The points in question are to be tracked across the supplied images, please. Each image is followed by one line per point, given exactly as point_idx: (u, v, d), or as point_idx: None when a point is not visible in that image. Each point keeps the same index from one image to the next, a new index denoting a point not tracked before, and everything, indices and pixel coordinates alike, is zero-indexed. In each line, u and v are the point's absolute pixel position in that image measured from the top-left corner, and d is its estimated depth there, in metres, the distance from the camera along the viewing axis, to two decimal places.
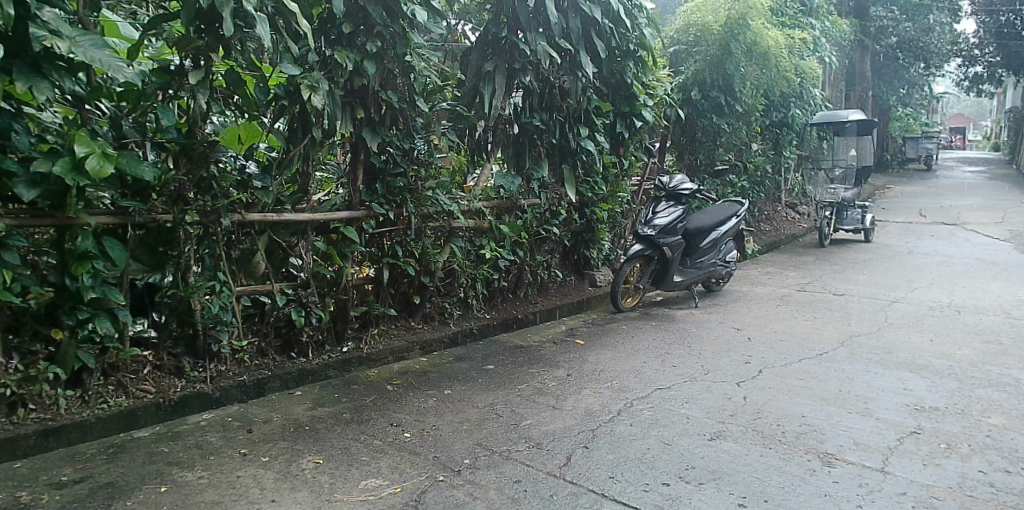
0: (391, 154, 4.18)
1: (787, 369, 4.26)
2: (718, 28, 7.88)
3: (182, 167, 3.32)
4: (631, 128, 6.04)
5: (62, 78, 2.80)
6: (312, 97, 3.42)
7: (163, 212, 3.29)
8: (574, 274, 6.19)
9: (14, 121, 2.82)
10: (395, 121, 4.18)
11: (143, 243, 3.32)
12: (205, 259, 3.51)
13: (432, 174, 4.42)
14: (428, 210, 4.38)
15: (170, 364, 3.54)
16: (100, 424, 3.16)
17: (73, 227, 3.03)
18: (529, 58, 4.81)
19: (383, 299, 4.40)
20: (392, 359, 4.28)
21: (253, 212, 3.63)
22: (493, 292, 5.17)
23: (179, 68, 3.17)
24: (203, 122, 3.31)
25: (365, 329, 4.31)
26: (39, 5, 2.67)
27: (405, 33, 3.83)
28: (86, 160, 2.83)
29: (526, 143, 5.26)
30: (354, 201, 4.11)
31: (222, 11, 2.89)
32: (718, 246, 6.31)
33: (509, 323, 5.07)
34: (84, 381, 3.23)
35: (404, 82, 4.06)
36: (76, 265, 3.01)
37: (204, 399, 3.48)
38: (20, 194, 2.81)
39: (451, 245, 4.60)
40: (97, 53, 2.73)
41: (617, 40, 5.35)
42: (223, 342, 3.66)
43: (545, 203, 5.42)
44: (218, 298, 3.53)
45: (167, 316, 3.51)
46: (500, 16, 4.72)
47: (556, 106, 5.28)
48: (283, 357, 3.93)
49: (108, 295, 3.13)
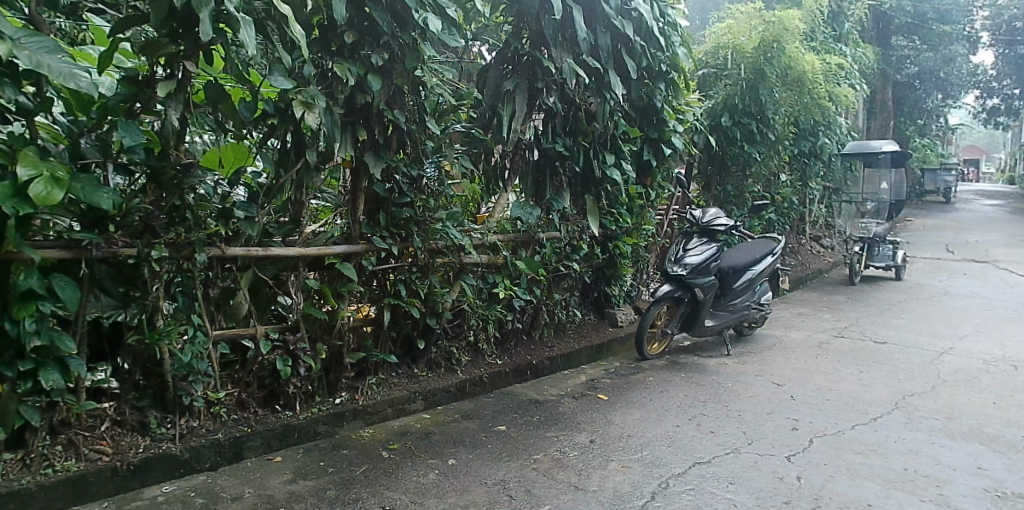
0: (396, 182, 3.69)
1: (840, 438, 3.80)
2: (751, 50, 7.45)
3: (150, 195, 2.85)
4: (660, 155, 5.60)
5: (3, 86, 2.38)
6: (306, 115, 3.00)
7: (125, 246, 2.81)
8: (595, 312, 5.69)
9: None
10: (402, 144, 3.69)
11: (105, 281, 2.82)
12: (177, 297, 3.01)
13: (442, 204, 3.94)
14: (437, 244, 3.90)
15: (133, 420, 3.03)
16: (43, 494, 2.68)
17: (16, 262, 2.56)
18: (553, 77, 4.39)
19: (383, 345, 3.92)
20: (391, 413, 3.81)
21: (236, 246, 3.15)
22: (506, 335, 4.68)
23: (149, 78, 2.73)
24: (179, 141, 2.87)
25: (362, 379, 3.84)
26: None
27: (417, 45, 3.42)
28: (32, 184, 2.39)
29: (546, 170, 4.76)
30: (352, 233, 3.61)
31: (199, 12, 2.51)
32: (752, 287, 5.84)
33: (523, 371, 4.61)
34: (27, 441, 2.73)
35: (414, 101, 3.61)
36: (19, 307, 2.54)
37: (170, 462, 2.99)
38: None
39: (461, 283, 4.13)
40: (47, 58, 2.39)
41: (648, 61, 4.97)
42: (196, 394, 3.15)
43: (566, 237, 4.93)
44: (190, 347, 3.03)
45: (132, 364, 3.00)
46: (522, 31, 4.27)
47: (581, 130, 4.80)
48: (266, 410, 3.43)
49: (58, 342, 2.65)
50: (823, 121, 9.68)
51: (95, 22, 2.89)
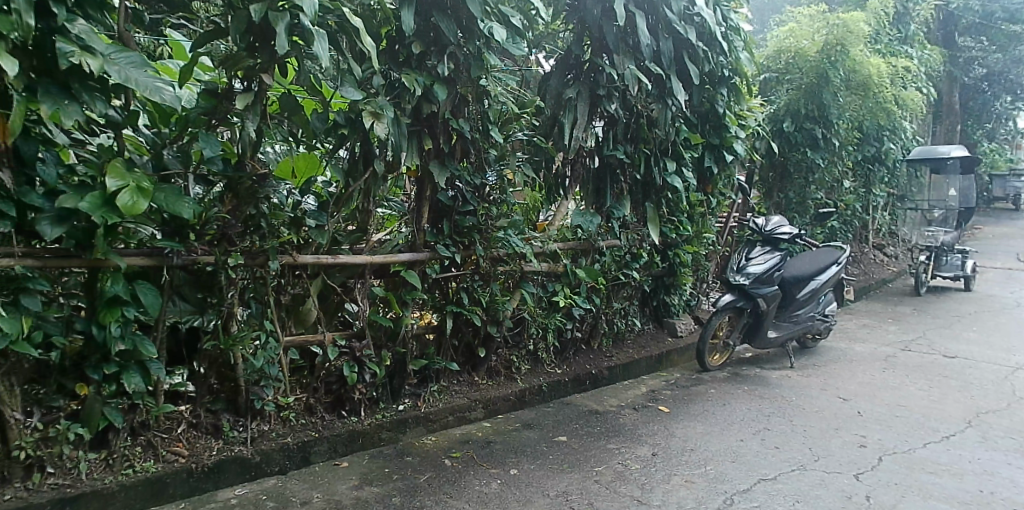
0: (460, 190, 3.71)
1: (912, 456, 3.64)
2: (814, 54, 7.29)
3: (227, 205, 2.94)
4: (721, 162, 5.49)
5: (94, 100, 2.52)
6: (375, 125, 3.05)
7: (204, 254, 2.89)
8: (653, 322, 5.61)
9: (41, 148, 2.55)
10: (466, 153, 3.71)
11: (184, 286, 2.91)
12: (251, 303, 3.09)
13: (504, 212, 3.94)
14: (499, 253, 3.89)
15: (208, 422, 3.12)
16: (123, 493, 2.77)
17: (103, 268, 2.66)
18: (616, 84, 4.35)
19: (445, 352, 3.93)
20: (452, 421, 3.82)
21: (306, 253, 3.21)
22: (565, 344, 4.65)
23: (228, 91, 2.81)
24: (254, 152, 2.94)
25: (424, 386, 3.86)
26: (70, 18, 2.42)
27: (481, 54, 3.46)
28: (119, 194, 2.48)
29: (607, 177, 4.71)
30: (417, 241, 3.64)
31: (275, 27, 2.61)
32: (817, 297, 5.67)
33: (582, 380, 4.57)
34: (109, 442, 2.82)
35: (477, 110, 3.64)
36: (105, 311, 2.64)
37: (242, 465, 3.06)
38: (43, 232, 2.46)
39: (521, 291, 4.09)
40: (134, 72, 2.51)
41: (711, 66, 4.89)
42: (267, 399, 3.22)
43: (626, 245, 4.87)
44: (263, 352, 3.10)
45: (207, 368, 3.09)
46: (584, 38, 4.29)
47: (642, 137, 4.74)
48: (333, 415, 3.48)
49: (140, 347, 2.75)
50: (888, 125, 9.37)
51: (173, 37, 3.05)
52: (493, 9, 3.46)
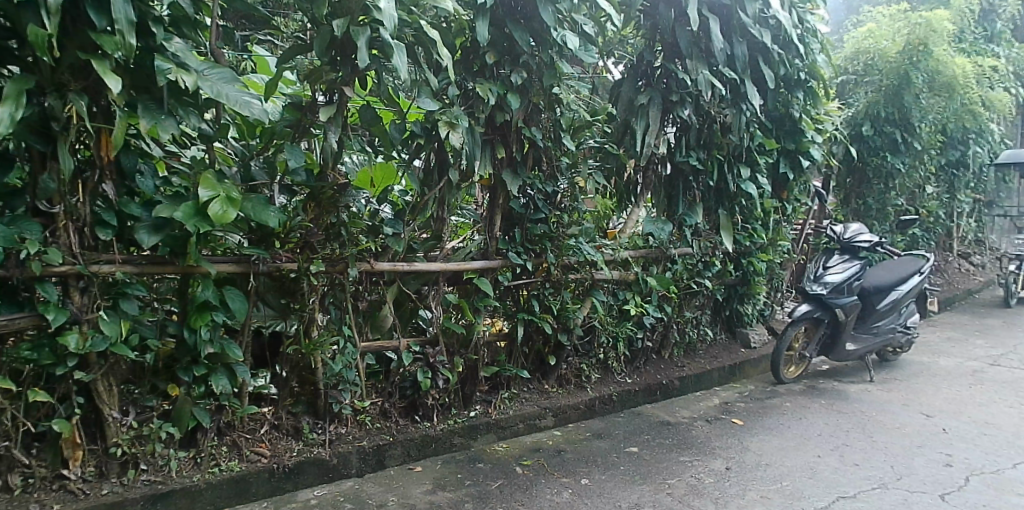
0: (532, 197, 3.73)
1: (1004, 477, 3.43)
2: (894, 55, 6.98)
3: (310, 213, 3.01)
4: (797, 168, 5.32)
5: (189, 114, 2.66)
6: (450, 134, 3.11)
7: (288, 261, 3.00)
8: (726, 332, 5.47)
9: (141, 161, 2.71)
10: (538, 161, 3.73)
11: (269, 291, 3.02)
12: (330, 309, 3.17)
13: (575, 220, 3.92)
14: (570, 260, 3.87)
15: (288, 424, 3.22)
16: (209, 491, 2.87)
17: (194, 275, 2.78)
18: (689, 89, 4.28)
19: (516, 360, 3.94)
20: (523, 428, 3.82)
21: (383, 261, 3.28)
22: (636, 353, 4.59)
23: (311, 103, 2.93)
24: (336, 163, 3.02)
25: (495, 393, 3.87)
26: (167, 37, 2.55)
27: (554, 63, 3.48)
28: (210, 204, 2.59)
29: (678, 185, 4.66)
30: (489, 249, 3.67)
31: (356, 41, 2.69)
32: (899, 308, 5.41)
33: (653, 390, 4.49)
34: (198, 441, 2.94)
35: (550, 118, 3.65)
36: (196, 316, 2.76)
37: (321, 467, 3.14)
38: (141, 240, 2.59)
39: (592, 299, 4.07)
40: (225, 88, 2.62)
41: (787, 69, 4.75)
42: (344, 402, 3.29)
43: (698, 253, 4.77)
44: (342, 356, 3.19)
45: (289, 371, 3.19)
46: (655, 43, 4.27)
47: (715, 143, 4.62)
48: (406, 420, 3.53)
49: (227, 350, 2.86)
50: (975, 128, 8.90)
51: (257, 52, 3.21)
52: (566, 17, 3.48)
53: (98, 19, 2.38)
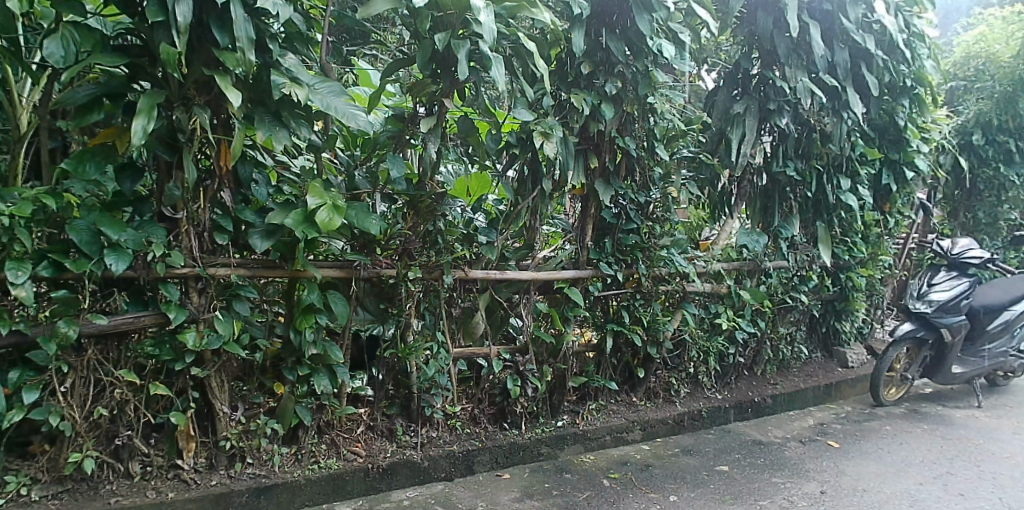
0: (624, 207, 3.71)
1: None
2: (1008, 60, 6.54)
3: (409, 220, 3.12)
4: (901, 179, 5.05)
5: (300, 126, 2.79)
6: (544, 144, 3.13)
7: (387, 267, 3.10)
8: (821, 350, 5.26)
9: (255, 171, 2.86)
10: (631, 171, 3.71)
11: (368, 295, 3.12)
12: (425, 315, 3.25)
13: (667, 230, 3.86)
14: (661, 272, 3.81)
15: (383, 426, 3.30)
16: (309, 486, 2.99)
17: (301, 279, 2.91)
18: (788, 97, 4.15)
19: (604, 371, 3.90)
20: (610, 441, 3.78)
21: (477, 268, 3.33)
22: (727, 369, 4.46)
23: (412, 115, 3.03)
24: (434, 173, 3.10)
25: (582, 403, 3.84)
26: (282, 53, 2.70)
27: (650, 72, 3.46)
28: (318, 212, 2.71)
29: (775, 196, 4.50)
30: (580, 259, 3.67)
31: (457, 53, 2.76)
32: (1012, 330, 5.03)
33: (744, 407, 4.36)
34: (299, 438, 3.06)
35: (644, 127, 3.62)
36: (301, 318, 2.88)
37: (413, 469, 3.21)
38: (254, 245, 2.73)
39: (683, 312, 3.98)
40: (334, 101, 2.74)
41: (892, 75, 4.54)
42: (436, 406, 3.35)
43: (794, 266, 4.60)
44: (435, 361, 3.26)
45: (385, 374, 3.28)
46: (752, 50, 4.16)
47: (814, 153, 4.46)
48: (495, 427, 3.56)
49: (328, 352, 2.97)
50: None
51: (360, 66, 3.36)
52: (662, 26, 3.46)
53: (221, 37, 2.55)
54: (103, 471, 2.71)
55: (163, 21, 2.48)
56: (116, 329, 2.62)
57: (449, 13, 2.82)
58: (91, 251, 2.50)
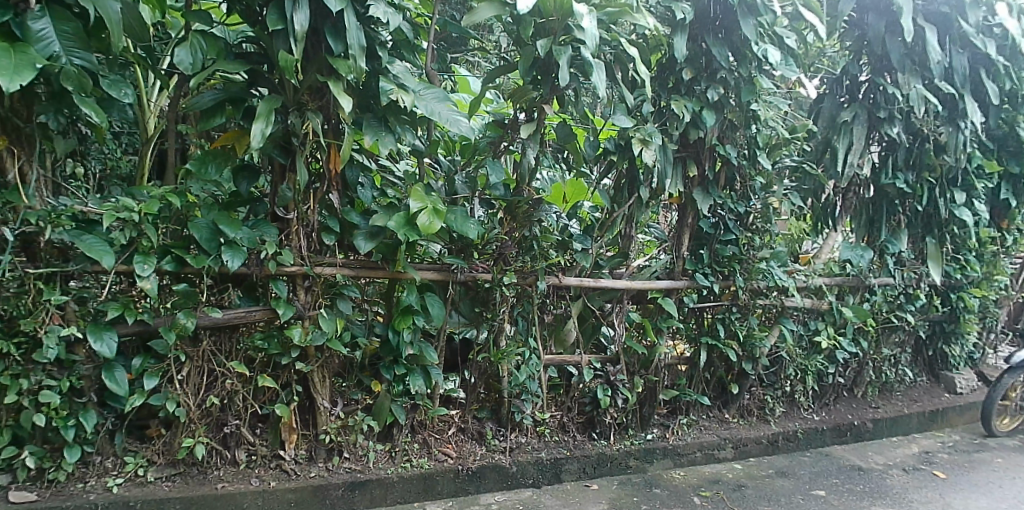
0: (722, 217, 3.60)
1: None
2: None
3: (506, 225, 3.14)
4: (1022, 194, 4.70)
5: (405, 131, 2.86)
6: (643, 151, 3.09)
7: (483, 271, 3.12)
8: (927, 374, 4.94)
9: (361, 174, 2.96)
10: (731, 181, 3.61)
11: (464, 298, 3.17)
12: (518, 321, 3.26)
13: (767, 242, 3.72)
14: (759, 285, 3.68)
15: (473, 428, 3.33)
16: (401, 484, 3.04)
17: (401, 280, 2.97)
18: (900, 105, 3.94)
19: (697, 385, 3.80)
20: (700, 457, 3.67)
21: (570, 276, 3.31)
22: (825, 389, 4.26)
23: (512, 121, 3.05)
24: (531, 178, 3.12)
25: (673, 417, 3.75)
26: (391, 60, 2.77)
27: (753, 78, 3.36)
28: (419, 215, 2.75)
29: (883, 208, 4.27)
30: (676, 269, 3.59)
31: (558, 59, 2.76)
32: None
33: (843, 431, 4.14)
34: (393, 436, 3.12)
35: (745, 135, 3.52)
36: (399, 318, 2.94)
37: (501, 473, 3.21)
38: (358, 246, 2.81)
39: (781, 327, 3.83)
40: (438, 106, 2.79)
41: (1015, 81, 4.24)
42: (526, 412, 3.35)
43: (901, 283, 4.34)
44: (526, 367, 3.25)
45: (477, 378, 3.31)
46: (861, 56, 3.99)
47: (926, 164, 4.21)
48: (584, 436, 3.52)
49: (424, 352, 3.02)
50: None
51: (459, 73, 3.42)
52: (768, 30, 3.36)
53: (335, 45, 2.64)
54: (212, 457, 2.84)
55: (282, 29, 2.59)
56: (229, 322, 2.75)
57: (552, 19, 2.82)
58: (210, 248, 2.64)
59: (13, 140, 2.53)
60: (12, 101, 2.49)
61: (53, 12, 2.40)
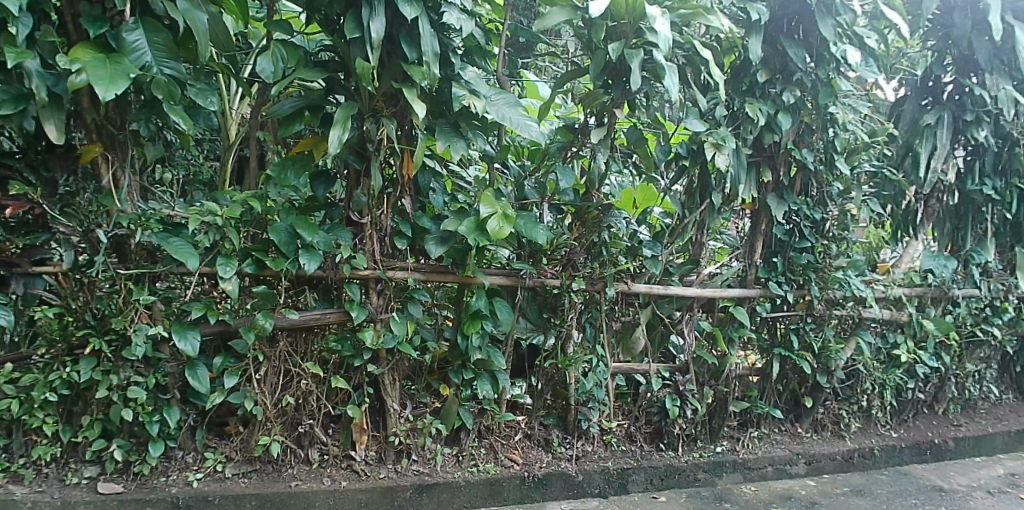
0: (797, 223, 3.49)
1: None
2: None
3: (575, 231, 3.12)
4: None
5: (476, 136, 2.88)
6: (716, 156, 3.02)
7: (552, 277, 3.10)
8: (1014, 392, 4.67)
9: (433, 179, 3.00)
10: (807, 186, 3.49)
11: (532, 304, 3.16)
12: (586, 327, 3.22)
13: (844, 250, 3.58)
14: (835, 295, 3.53)
15: (540, 435, 3.31)
16: (468, 488, 3.03)
17: (470, 285, 2.98)
18: (988, 107, 3.75)
19: (769, 397, 3.69)
20: (772, 472, 3.56)
21: (640, 282, 3.27)
22: (903, 405, 4.08)
23: (583, 126, 3.04)
24: (601, 183, 3.09)
25: (743, 430, 3.65)
26: (463, 66, 2.80)
27: (831, 79, 3.25)
28: (489, 221, 2.75)
29: (969, 215, 4.06)
30: (748, 277, 3.52)
31: (630, 63, 2.72)
32: None
33: (923, 449, 3.95)
34: (461, 439, 3.13)
35: (822, 139, 3.40)
36: (468, 323, 2.95)
37: (568, 481, 3.18)
38: (429, 250, 2.84)
39: (858, 339, 3.67)
40: (509, 112, 2.78)
41: None
42: (593, 420, 3.31)
43: (987, 295, 4.12)
44: (593, 375, 3.21)
45: (544, 384, 3.29)
46: (945, 56, 3.79)
47: (1016, 170, 3.99)
48: (651, 446, 3.45)
49: (492, 357, 3.03)
50: None
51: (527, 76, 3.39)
52: (847, 30, 3.24)
53: (410, 52, 2.68)
54: (287, 455, 2.91)
55: (358, 37, 2.63)
56: (305, 324, 2.82)
57: (624, 22, 2.79)
58: (288, 251, 2.70)
59: (107, 146, 2.65)
60: (107, 110, 2.61)
61: (147, 23, 2.50)
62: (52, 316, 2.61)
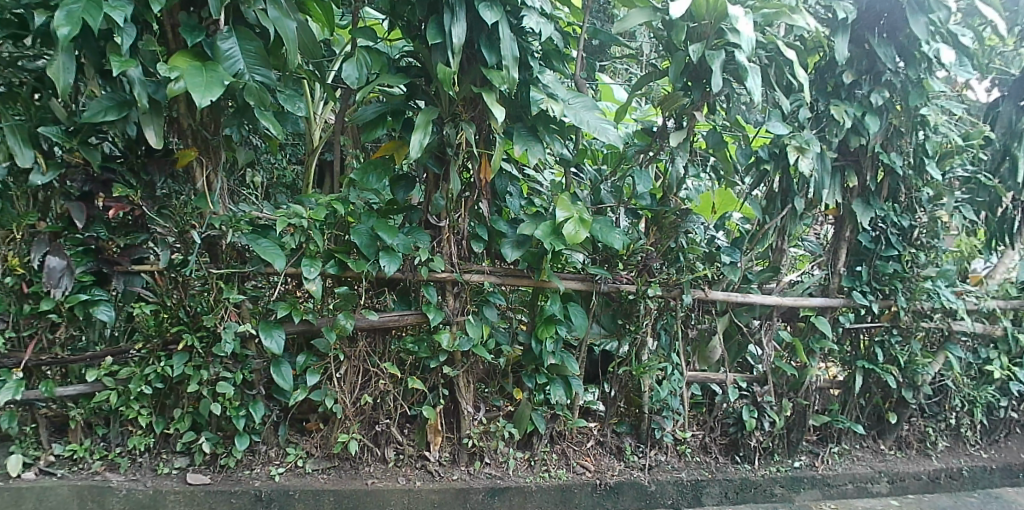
0: (883, 230, 3.36)
1: None
2: None
3: (651, 236, 3.09)
4: None
5: (553, 140, 2.88)
6: (798, 159, 2.92)
7: (627, 282, 3.08)
8: None
9: (511, 184, 3.03)
10: (895, 192, 3.36)
11: (607, 309, 3.15)
12: (661, 334, 3.17)
13: (934, 260, 3.41)
14: (923, 305, 3.36)
15: (612, 442, 3.27)
16: (540, 493, 3.01)
17: (545, 289, 2.98)
18: None
19: (850, 412, 3.54)
20: (853, 490, 3.42)
21: (717, 289, 3.19)
22: (996, 424, 3.85)
23: (660, 129, 2.98)
24: (679, 187, 3.04)
25: (823, 445, 3.52)
26: (541, 69, 2.80)
27: (922, 80, 3.09)
28: (565, 224, 2.73)
29: None
30: (831, 286, 3.41)
31: (712, 64, 2.66)
32: None
33: (1019, 472, 3.72)
34: (533, 444, 3.12)
35: (912, 142, 3.24)
36: (542, 327, 2.94)
37: (640, 490, 3.13)
38: (505, 254, 2.86)
39: (947, 354, 3.47)
40: (587, 115, 2.77)
41: None
42: (666, 430, 3.24)
43: None
44: (668, 383, 3.16)
45: (617, 391, 3.25)
46: None
47: None
48: (726, 458, 3.36)
49: (566, 362, 3.01)
50: None
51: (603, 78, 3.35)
52: (940, 28, 3.10)
53: (489, 56, 2.70)
54: (364, 453, 2.96)
55: (439, 43, 2.67)
56: (384, 325, 2.87)
57: (705, 23, 2.73)
58: (368, 253, 2.75)
59: (202, 150, 2.77)
60: (202, 115, 2.73)
61: (238, 32, 2.60)
62: (149, 312, 2.73)
